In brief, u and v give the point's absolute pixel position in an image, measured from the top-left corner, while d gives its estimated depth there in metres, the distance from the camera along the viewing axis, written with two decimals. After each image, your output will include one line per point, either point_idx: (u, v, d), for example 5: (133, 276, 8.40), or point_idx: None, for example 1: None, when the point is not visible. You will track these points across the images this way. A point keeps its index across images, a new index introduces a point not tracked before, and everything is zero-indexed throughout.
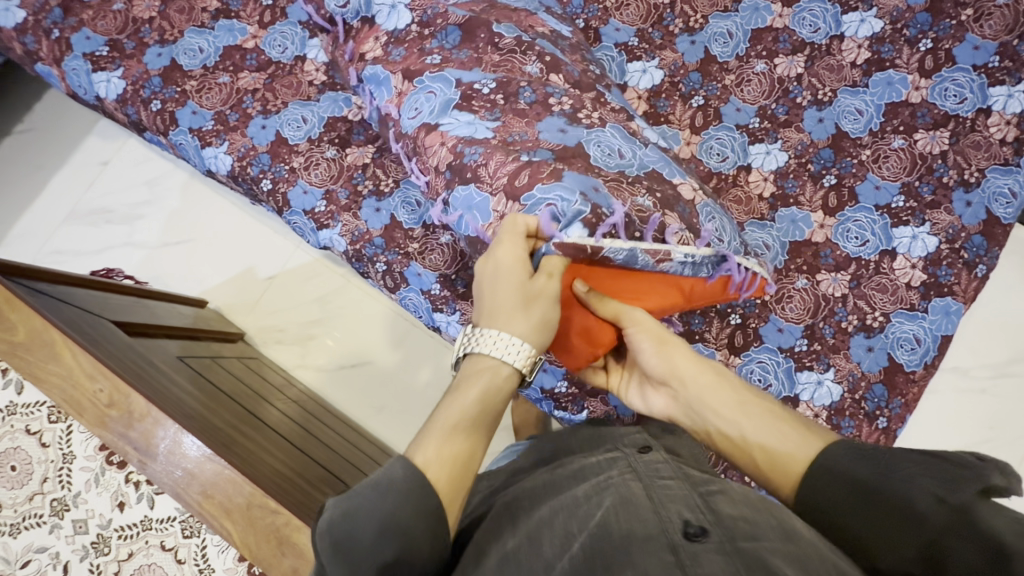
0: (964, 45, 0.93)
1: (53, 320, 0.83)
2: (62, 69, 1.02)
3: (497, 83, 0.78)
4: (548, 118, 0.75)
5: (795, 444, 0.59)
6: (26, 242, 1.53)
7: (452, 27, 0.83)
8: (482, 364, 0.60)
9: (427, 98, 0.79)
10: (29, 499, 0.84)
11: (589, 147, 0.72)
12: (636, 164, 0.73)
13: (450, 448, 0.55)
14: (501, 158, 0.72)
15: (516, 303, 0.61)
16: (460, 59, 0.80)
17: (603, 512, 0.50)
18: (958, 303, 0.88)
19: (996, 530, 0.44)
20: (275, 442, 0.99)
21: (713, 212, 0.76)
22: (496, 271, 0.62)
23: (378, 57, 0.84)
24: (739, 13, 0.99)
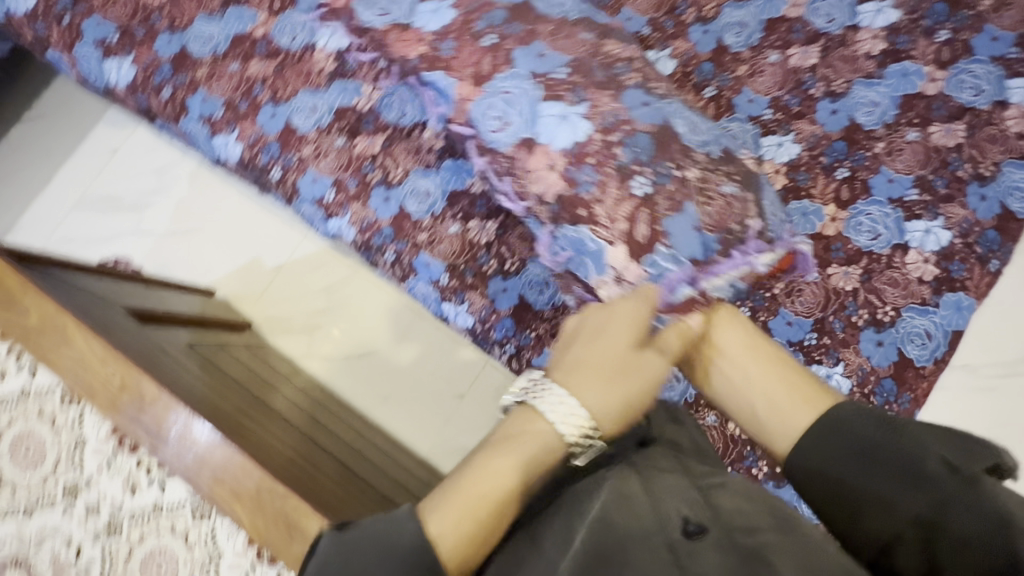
0: (982, 37, 0.92)
1: (65, 305, 0.84)
2: (73, 55, 1.02)
3: (572, 67, 0.75)
4: (628, 92, 0.74)
5: (805, 401, 0.58)
6: (36, 228, 1.55)
7: (497, 10, 0.78)
8: (531, 428, 0.56)
9: (500, 100, 0.75)
10: (43, 482, 0.86)
11: (675, 125, 0.73)
12: (715, 143, 0.74)
13: (467, 524, 0.52)
14: (618, 193, 0.71)
15: (597, 365, 0.58)
16: (515, 34, 0.76)
17: (599, 505, 0.49)
18: (970, 299, 0.87)
19: (1004, 503, 0.47)
20: (283, 429, 0.99)
21: (768, 184, 0.75)
22: (595, 328, 0.62)
23: (421, 53, 0.80)
24: (752, 3, 0.98)
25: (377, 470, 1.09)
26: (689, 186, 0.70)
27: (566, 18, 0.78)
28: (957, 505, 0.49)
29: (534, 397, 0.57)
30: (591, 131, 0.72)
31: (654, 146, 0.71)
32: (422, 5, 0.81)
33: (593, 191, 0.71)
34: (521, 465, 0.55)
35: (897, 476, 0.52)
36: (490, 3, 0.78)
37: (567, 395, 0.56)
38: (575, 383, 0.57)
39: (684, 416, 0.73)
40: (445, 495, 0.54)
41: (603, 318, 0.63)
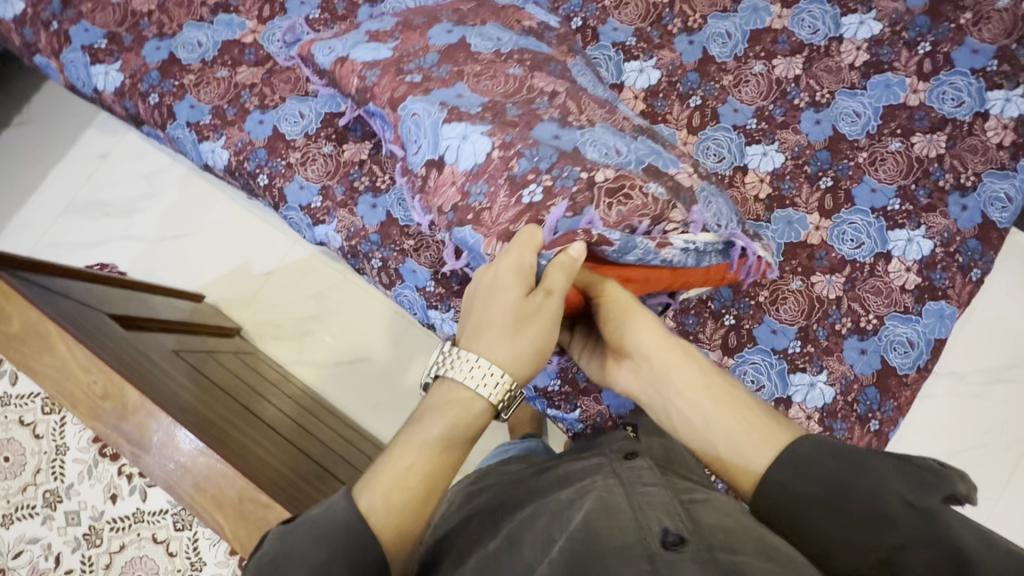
0: (962, 49, 0.94)
1: (48, 312, 0.83)
2: (61, 61, 1.02)
3: (485, 106, 0.78)
4: (540, 125, 0.76)
5: (762, 436, 0.58)
6: (25, 233, 1.54)
7: (431, 53, 0.84)
8: (447, 388, 0.58)
9: (414, 124, 0.79)
10: (22, 490, 0.85)
11: (587, 149, 0.74)
12: (633, 161, 0.74)
13: (397, 496, 0.54)
14: (507, 200, 0.73)
15: (507, 323, 0.59)
16: (441, 76, 0.81)
17: (582, 517, 0.51)
18: (952, 307, 0.88)
19: (962, 539, 0.45)
20: (269, 437, 0.99)
21: (710, 195, 0.75)
22: (488, 289, 0.61)
23: (355, 85, 0.85)
24: (737, 14, 0.99)
25: None
26: (596, 192, 0.70)
27: (498, 53, 0.83)
28: (919, 545, 0.47)
29: (449, 368, 0.59)
30: (489, 150, 0.75)
31: (555, 155, 0.74)
32: (364, 44, 0.86)
33: (484, 203, 0.74)
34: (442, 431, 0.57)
35: (861, 517, 0.50)
36: (427, 49, 0.84)
37: (479, 358, 0.58)
38: (485, 346, 0.58)
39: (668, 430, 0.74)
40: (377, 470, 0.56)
41: (493, 279, 0.62)
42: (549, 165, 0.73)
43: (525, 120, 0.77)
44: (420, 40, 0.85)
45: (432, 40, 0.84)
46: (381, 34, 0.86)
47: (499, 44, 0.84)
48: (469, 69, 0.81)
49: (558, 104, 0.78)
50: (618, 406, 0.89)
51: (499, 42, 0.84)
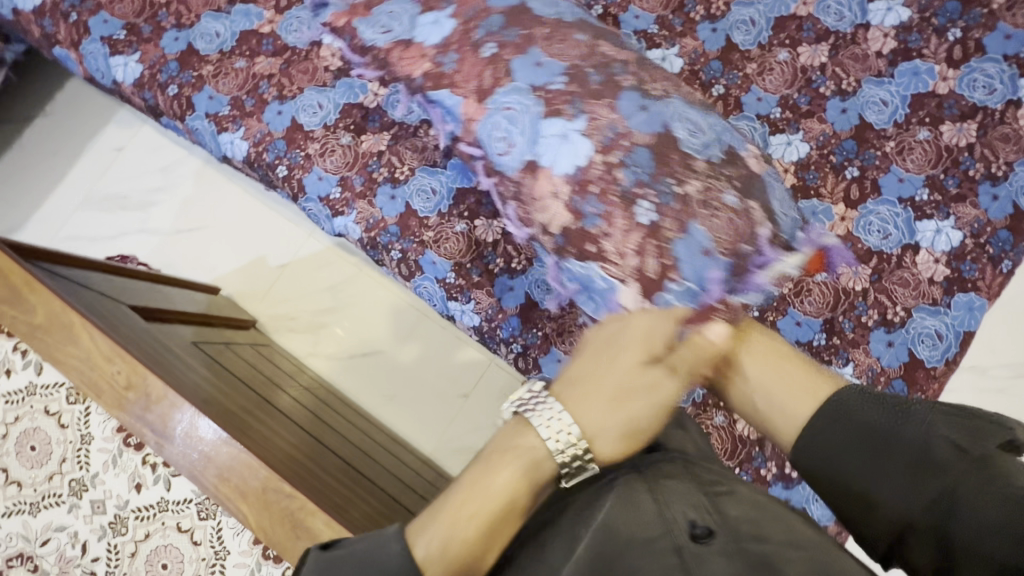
0: (994, 35, 0.91)
1: (71, 302, 0.83)
2: (80, 53, 1.02)
3: (569, 75, 0.68)
4: (624, 94, 0.66)
5: (806, 394, 0.60)
6: (43, 227, 1.55)
7: (495, 14, 0.73)
8: (522, 432, 0.52)
9: (505, 119, 0.69)
10: (48, 479, 0.85)
11: (674, 126, 0.65)
12: (716, 141, 0.66)
13: (455, 551, 0.48)
14: (625, 222, 0.63)
15: (608, 394, 0.53)
16: (513, 40, 0.71)
17: (606, 508, 0.50)
18: (982, 299, 0.86)
19: (1014, 483, 0.49)
20: (288, 428, 0.99)
21: (775, 180, 0.67)
22: (606, 343, 0.57)
23: (422, 73, 0.75)
24: (762, 1, 0.97)
25: (384, 471, 1.10)
26: (694, 205, 0.63)
27: (562, 19, 0.72)
28: (970, 490, 0.50)
29: (533, 413, 0.52)
30: (591, 153, 0.65)
31: (653, 160, 0.64)
32: (422, 17, 0.75)
33: (602, 226, 0.64)
34: (511, 480, 0.50)
35: (911, 462, 0.53)
36: (487, 8, 0.73)
37: (565, 420, 0.51)
38: (577, 407, 0.53)
39: (688, 420, 0.73)
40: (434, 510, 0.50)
41: (615, 332, 0.58)
42: (649, 176, 0.63)
43: (608, 88, 0.67)
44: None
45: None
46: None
47: (559, 2, 0.74)
48: (538, 30, 0.71)
49: (633, 64, 0.72)
50: None
51: (559, 4, 0.76)
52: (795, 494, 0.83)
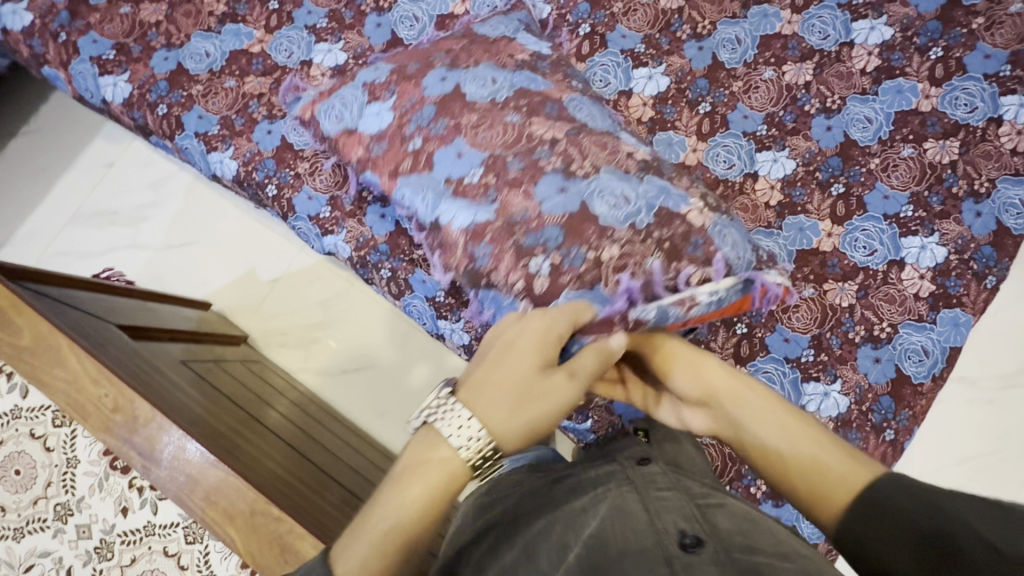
0: (975, 54, 0.93)
1: (58, 325, 0.83)
2: (69, 72, 1.02)
3: (484, 165, 0.76)
4: (545, 177, 0.74)
5: (841, 480, 0.57)
6: (32, 243, 1.54)
7: (427, 106, 0.81)
8: (430, 439, 0.57)
9: (415, 195, 0.80)
10: (33, 504, 0.84)
11: (594, 202, 0.72)
12: (643, 208, 0.72)
13: (378, 560, 0.53)
14: (512, 264, 0.74)
15: (507, 397, 0.57)
16: (439, 133, 0.79)
17: (597, 521, 0.50)
18: (967, 315, 0.87)
19: None
20: (277, 447, 0.98)
21: (725, 225, 0.73)
22: (507, 347, 0.60)
23: (358, 155, 0.84)
24: (747, 20, 0.99)
25: (375, 490, 1.09)
26: (603, 268, 0.71)
27: (495, 101, 0.79)
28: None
29: (436, 420, 0.56)
30: (492, 218, 0.75)
31: (564, 233, 0.72)
32: (369, 107, 0.84)
33: (489, 264, 0.75)
34: (423, 492, 0.54)
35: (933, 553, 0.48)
36: (422, 101, 0.81)
37: (468, 423, 0.56)
38: (482, 408, 0.57)
39: (682, 434, 0.72)
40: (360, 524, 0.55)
41: (508, 334, 0.61)
42: (556, 245, 0.72)
43: (528, 174, 0.75)
44: (415, 92, 0.82)
45: (426, 92, 0.81)
46: (377, 87, 0.84)
47: (494, 91, 0.80)
48: (466, 120, 0.78)
49: (559, 152, 0.75)
50: (632, 415, 0.89)
51: (494, 89, 0.80)
52: (786, 511, 0.84)
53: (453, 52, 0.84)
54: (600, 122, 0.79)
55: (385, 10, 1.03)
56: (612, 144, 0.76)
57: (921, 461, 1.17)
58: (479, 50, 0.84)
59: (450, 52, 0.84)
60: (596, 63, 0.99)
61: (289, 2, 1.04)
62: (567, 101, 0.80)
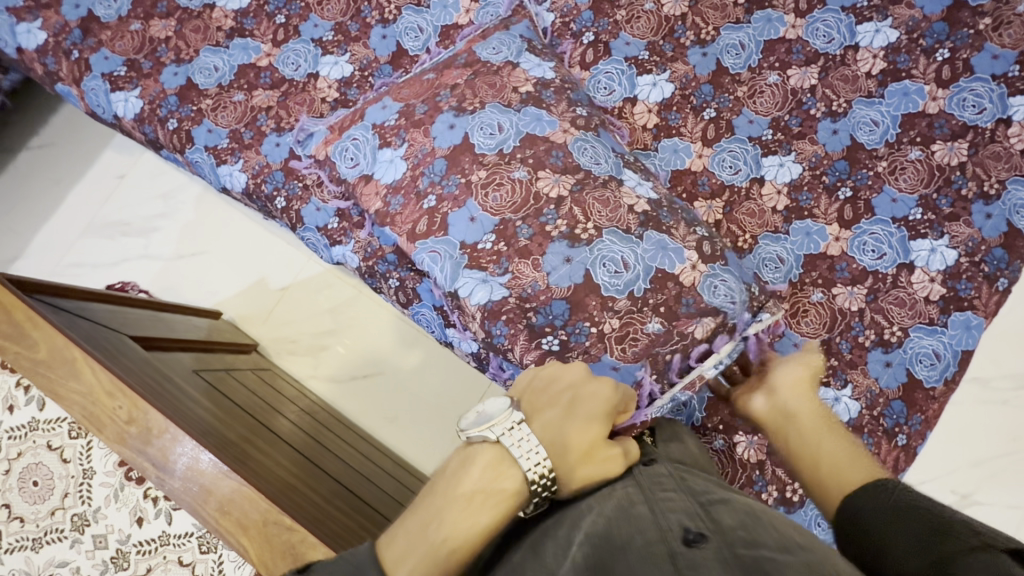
0: (982, 55, 0.92)
1: (73, 337, 0.85)
2: (81, 89, 1.03)
3: (496, 232, 0.78)
4: (552, 246, 0.76)
5: (860, 467, 0.64)
6: (46, 254, 1.57)
7: (438, 159, 0.82)
8: (497, 459, 0.56)
9: (435, 262, 0.80)
10: (50, 514, 0.86)
11: (596, 271, 0.75)
12: (642, 273, 0.75)
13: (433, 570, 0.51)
14: (528, 343, 0.76)
15: (577, 442, 0.58)
16: (453, 191, 0.80)
17: (603, 521, 0.49)
18: (978, 318, 0.87)
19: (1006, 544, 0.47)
20: (289, 456, 0.99)
21: (718, 273, 0.77)
22: (575, 391, 0.62)
23: (377, 208, 0.85)
24: (751, 25, 0.99)
25: (383, 497, 1.08)
26: (607, 340, 0.74)
27: (501, 155, 0.80)
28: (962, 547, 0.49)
29: (511, 442, 0.56)
30: (507, 296, 0.76)
31: (570, 309, 0.75)
32: (381, 154, 0.85)
33: (506, 342, 0.77)
34: (488, 512, 0.54)
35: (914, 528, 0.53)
36: (434, 152, 0.82)
37: (538, 454, 0.56)
38: (549, 442, 0.58)
39: (683, 432, 0.72)
40: (411, 542, 0.52)
41: (573, 375, 0.63)
42: (563, 322, 0.75)
43: (536, 243, 0.77)
44: (426, 141, 0.83)
45: (436, 141, 0.82)
46: (387, 132, 0.85)
47: (501, 141, 0.80)
48: (477, 177, 0.79)
49: (565, 214, 0.77)
50: None
51: (502, 138, 0.80)
52: (798, 518, 0.83)
53: (459, 89, 0.85)
54: (602, 166, 0.80)
55: (391, 22, 1.04)
56: (615, 199, 0.78)
57: (934, 463, 1.16)
58: (483, 86, 0.84)
59: (455, 88, 0.85)
60: (601, 70, 1.00)
61: (296, 15, 1.06)
62: (570, 144, 0.80)
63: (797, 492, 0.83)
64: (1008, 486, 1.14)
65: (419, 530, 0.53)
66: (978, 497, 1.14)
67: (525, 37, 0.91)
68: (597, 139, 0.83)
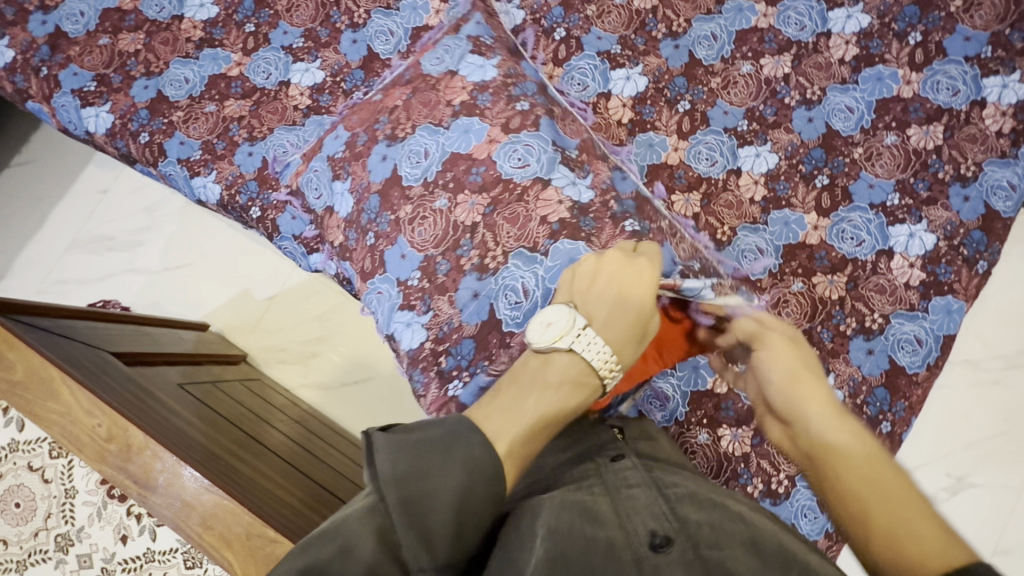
0: (955, 37, 0.92)
1: (50, 357, 0.84)
2: (52, 106, 1.03)
3: (421, 271, 0.79)
4: (463, 280, 0.77)
5: (927, 546, 0.47)
6: (30, 273, 1.56)
7: (373, 195, 0.83)
8: (575, 360, 0.57)
9: (377, 300, 0.82)
10: (34, 535, 0.85)
11: (498, 302, 0.75)
12: (539, 298, 0.73)
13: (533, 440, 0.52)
14: (437, 394, 0.76)
15: (630, 330, 0.60)
16: (384, 229, 0.81)
17: (568, 518, 0.47)
18: (959, 302, 0.86)
19: None
20: (276, 467, 0.99)
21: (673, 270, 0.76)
22: (620, 281, 0.62)
23: (338, 240, 0.87)
24: (722, 15, 0.98)
25: None
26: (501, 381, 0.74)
27: (425, 180, 0.81)
28: None
29: (581, 347, 0.57)
30: (425, 340, 0.78)
31: (475, 348, 0.76)
32: (334, 185, 0.87)
33: (422, 389, 0.78)
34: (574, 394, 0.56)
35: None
36: (370, 187, 0.83)
37: (606, 357, 0.58)
38: (613, 340, 0.59)
39: (656, 433, 0.72)
40: (504, 419, 0.52)
41: (621, 278, 0.62)
42: (467, 363, 0.75)
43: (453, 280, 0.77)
44: (364, 175, 0.84)
45: (372, 176, 0.83)
46: (336, 164, 0.87)
47: (426, 169, 0.81)
48: (404, 213, 0.80)
49: (478, 242, 0.77)
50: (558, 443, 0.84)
51: (427, 165, 0.81)
52: (783, 510, 0.82)
53: (396, 112, 0.86)
54: (529, 169, 0.79)
55: (361, 25, 1.03)
56: (526, 213, 0.77)
57: (927, 447, 1.15)
58: (417, 106, 0.85)
59: (393, 113, 0.86)
60: (574, 67, 0.99)
61: (265, 23, 1.05)
62: (496, 154, 0.80)
63: (782, 484, 0.82)
64: (1003, 468, 1.13)
65: (513, 412, 0.53)
66: (972, 480, 1.13)
67: (474, 36, 0.90)
68: (535, 134, 0.80)
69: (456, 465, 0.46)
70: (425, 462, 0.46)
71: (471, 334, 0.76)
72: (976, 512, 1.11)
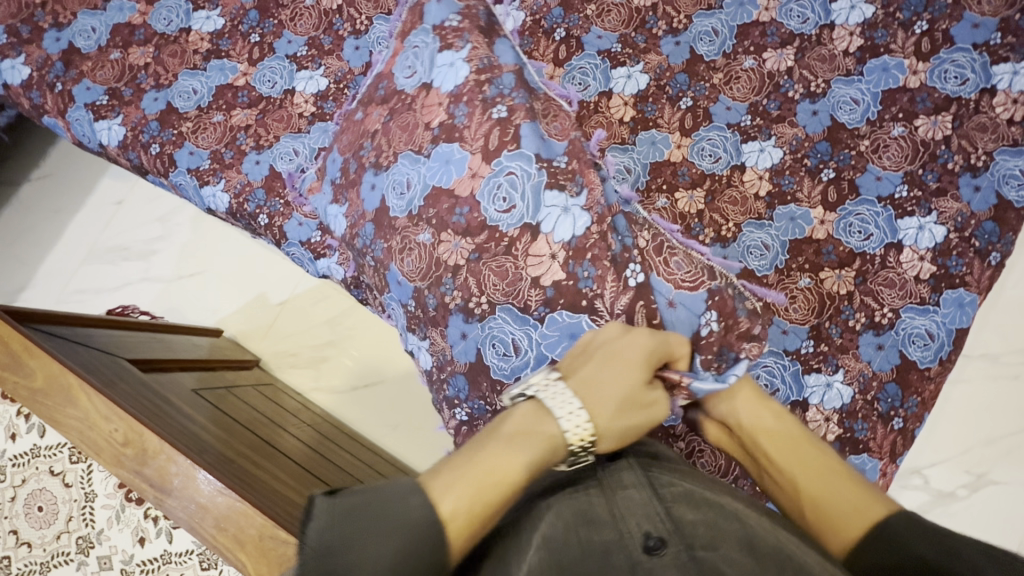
0: (963, 24, 0.90)
1: (69, 364, 0.86)
2: (67, 120, 1.06)
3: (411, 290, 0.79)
4: (452, 319, 0.76)
5: (852, 510, 0.57)
6: (50, 283, 1.61)
7: (367, 223, 0.82)
8: (539, 412, 0.56)
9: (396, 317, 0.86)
10: (56, 538, 0.88)
11: (486, 351, 0.73)
12: (530, 360, 0.71)
13: (484, 499, 0.49)
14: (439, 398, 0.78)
15: (615, 389, 0.58)
16: (377, 255, 0.81)
17: (562, 526, 0.47)
18: (972, 295, 0.85)
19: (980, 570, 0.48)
20: (289, 469, 1.00)
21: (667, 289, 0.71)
22: (615, 339, 0.63)
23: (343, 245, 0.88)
24: (723, 10, 0.98)
25: None
26: None
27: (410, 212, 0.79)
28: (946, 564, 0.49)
29: (545, 393, 0.57)
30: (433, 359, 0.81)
31: (468, 385, 0.77)
32: (331, 208, 0.89)
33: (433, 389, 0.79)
34: (531, 451, 0.52)
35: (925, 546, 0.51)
36: (364, 216, 0.83)
37: (573, 405, 0.55)
38: (587, 394, 0.57)
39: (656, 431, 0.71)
40: (453, 475, 0.50)
41: (615, 338, 0.63)
42: (464, 397, 0.77)
43: (439, 313, 0.77)
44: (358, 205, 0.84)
45: (366, 206, 0.83)
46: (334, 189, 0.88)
47: (410, 201, 0.79)
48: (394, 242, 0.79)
49: (460, 284, 0.75)
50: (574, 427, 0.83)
51: (410, 197, 0.79)
52: None
53: (377, 137, 0.84)
54: (515, 212, 0.74)
55: (363, 32, 1.04)
56: (514, 269, 0.73)
57: (945, 444, 1.13)
58: (397, 132, 0.83)
59: (376, 137, 0.85)
60: (575, 66, 0.99)
61: (269, 32, 1.07)
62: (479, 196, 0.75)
63: None
64: None
65: (460, 465, 0.51)
66: (995, 477, 1.10)
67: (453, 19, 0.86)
68: (516, 155, 0.75)
69: (386, 534, 0.45)
70: (358, 527, 0.45)
71: (462, 370, 0.76)
72: (999, 509, 1.09)
